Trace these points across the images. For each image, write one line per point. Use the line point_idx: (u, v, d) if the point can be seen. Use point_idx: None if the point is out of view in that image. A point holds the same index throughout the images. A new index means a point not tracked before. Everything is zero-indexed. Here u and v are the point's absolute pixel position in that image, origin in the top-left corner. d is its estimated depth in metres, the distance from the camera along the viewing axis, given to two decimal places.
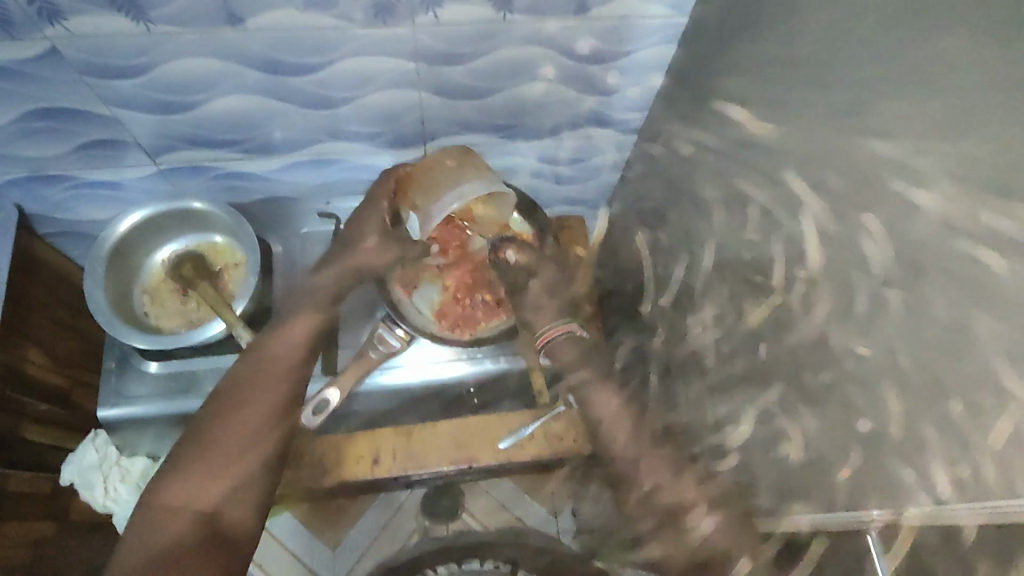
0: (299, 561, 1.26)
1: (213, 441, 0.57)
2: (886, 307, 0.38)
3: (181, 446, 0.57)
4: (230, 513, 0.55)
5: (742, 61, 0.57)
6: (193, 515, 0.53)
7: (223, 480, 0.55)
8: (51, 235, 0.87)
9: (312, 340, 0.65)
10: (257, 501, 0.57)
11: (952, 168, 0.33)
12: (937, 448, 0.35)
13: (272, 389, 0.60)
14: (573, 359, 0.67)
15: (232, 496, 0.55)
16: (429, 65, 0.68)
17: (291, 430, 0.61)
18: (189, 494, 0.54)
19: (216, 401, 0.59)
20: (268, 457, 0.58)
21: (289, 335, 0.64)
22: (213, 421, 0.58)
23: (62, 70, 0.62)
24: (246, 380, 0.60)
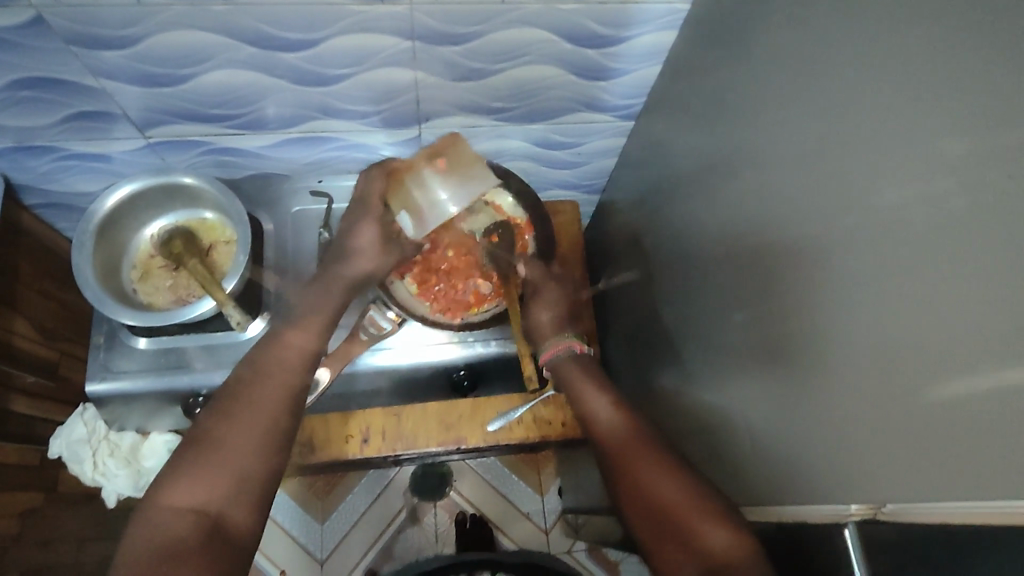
0: (287, 534, 1.28)
1: (217, 441, 0.54)
2: (893, 312, 0.39)
3: (185, 446, 0.54)
4: (232, 513, 0.51)
5: (745, 52, 0.57)
6: (194, 515, 0.50)
7: (225, 478, 0.52)
8: (38, 206, 0.85)
9: (318, 347, 0.63)
10: (259, 502, 0.53)
11: (969, 180, 0.34)
12: (927, 449, 0.37)
13: (278, 394, 0.58)
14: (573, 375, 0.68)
15: (236, 496, 0.52)
16: (426, 44, 0.67)
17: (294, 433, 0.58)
18: (190, 493, 0.51)
19: (221, 402, 0.57)
20: (271, 459, 0.55)
21: (295, 343, 0.62)
22: (220, 421, 0.55)
23: (51, 39, 0.60)
24: (250, 385, 0.58)
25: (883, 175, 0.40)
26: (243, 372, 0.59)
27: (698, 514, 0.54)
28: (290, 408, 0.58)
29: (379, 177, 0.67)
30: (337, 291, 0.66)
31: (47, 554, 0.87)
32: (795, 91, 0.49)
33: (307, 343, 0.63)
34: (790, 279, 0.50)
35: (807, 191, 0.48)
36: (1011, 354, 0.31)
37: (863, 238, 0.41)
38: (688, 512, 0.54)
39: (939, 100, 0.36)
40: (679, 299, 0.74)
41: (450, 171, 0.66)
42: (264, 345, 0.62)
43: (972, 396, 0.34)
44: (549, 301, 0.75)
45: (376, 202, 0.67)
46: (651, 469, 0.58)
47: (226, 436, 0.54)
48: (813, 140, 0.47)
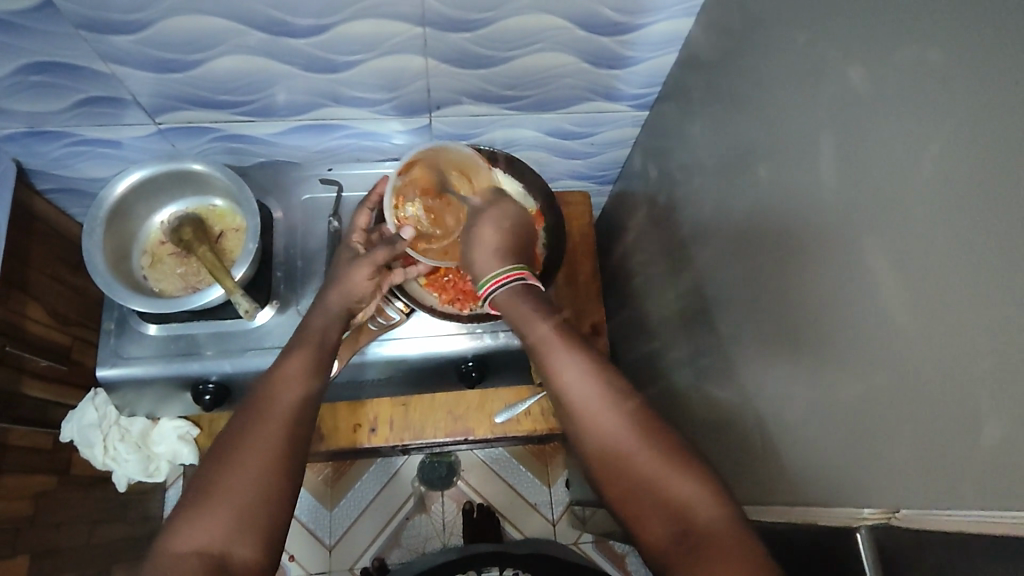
0: (297, 520, 1.29)
1: (216, 480, 0.52)
2: (912, 311, 0.38)
3: (184, 495, 0.52)
4: (237, 552, 0.49)
5: (763, 40, 0.55)
6: (199, 557, 0.48)
7: (227, 516, 0.50)
8: (50, 191, 0.86)
9: (315, 378, 0.62)
10: (267, 540, 0.51)
11: (995, 174, 0.32)
12: (946, 453, 0.36)
13: (275, 430, 0.56)
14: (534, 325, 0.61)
15: (241, 532, 0.50)
16: (436, 31, 0.66)
17: (298, 470, 0.56)
18: (193, 535, 0.49)
19: (218, 445, 0.55)
20: (275, 494, 0.53)
21: (289, 377, 0.61)
22: (217, 462, 0.54)
23: (58, 24, 0.60)
24: (245, 424, 0.56)
25: (903, 168, 0.38)
26: (239, 413, 0.58)
27: (677, 476, 0.51)
28: (290, 443, 0.57)
29: (359, 207, 0.75)
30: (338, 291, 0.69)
31: (59, 536, 0.89)
32: (814, 82, 0.48)
33: (301, 373, 0.61)
34: (804, 274, 0.49)
35: (824, 185, 0.46)
36: None
37: (883, 233, 0.40)
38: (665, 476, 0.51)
39: (965, 91, 0.34)
40: (691, 293, 0.72)
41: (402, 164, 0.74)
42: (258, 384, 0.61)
43: (994, 400, 0.32)
44: (489, 220, 0.67)
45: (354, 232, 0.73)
46: (626, 434, 0.53)
47: (225, 474, 0.52)
48: (831, 134, 0.46)
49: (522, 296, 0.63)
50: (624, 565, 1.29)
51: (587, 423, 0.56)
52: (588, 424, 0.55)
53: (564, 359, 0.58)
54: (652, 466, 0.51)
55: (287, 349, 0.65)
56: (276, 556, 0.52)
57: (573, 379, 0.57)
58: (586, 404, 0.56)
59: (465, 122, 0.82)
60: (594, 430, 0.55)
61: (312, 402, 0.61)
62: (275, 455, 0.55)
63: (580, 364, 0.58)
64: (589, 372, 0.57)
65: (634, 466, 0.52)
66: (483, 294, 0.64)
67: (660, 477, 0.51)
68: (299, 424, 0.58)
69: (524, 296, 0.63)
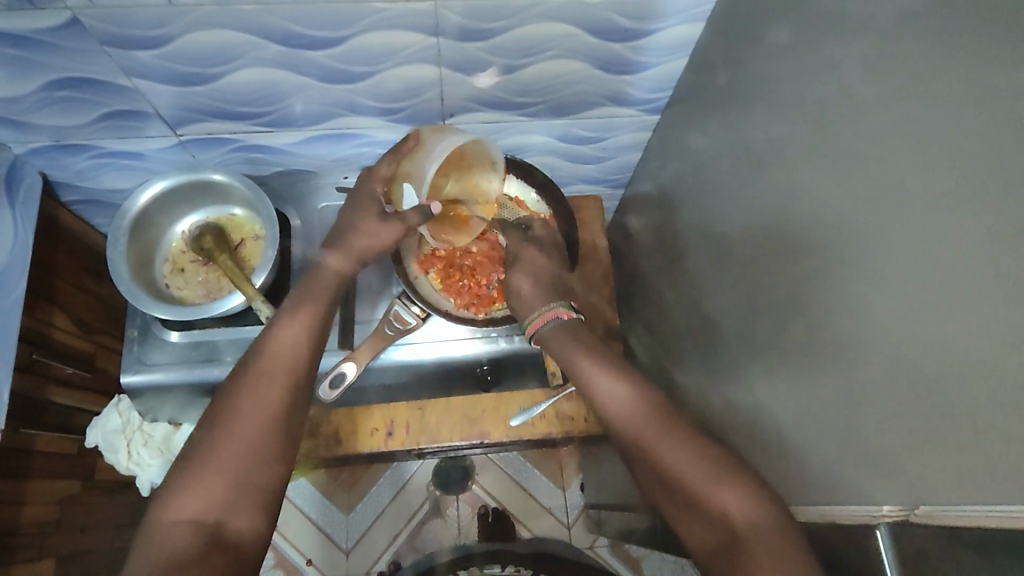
0: (313, 525, 1.30)
1: (210, 449, 0.53)
2: (925, 311, 0.38)
3: (179, 463, 0.54)
4: (234, 521, 0.51)
5: (775, 44, 0.55)
6: (193, 527, 0.49)
7: (223, 488, 0.52)
8: (75, 203, 0.88)
9: (310, 349, 0.63)
10: (263, 508, 0.53)
11: (1007, 174, 0.32)
12: (958, 449, 0.36)
13: (269, 397, 0.58)
14: (572, 356, 0.66)
15: (236, 505, 0.52)
16: (450, 41, 0.67)
17: (293, 434, 0.58)
18: (189, 505, 0.50)
19: (213, 415, 0.56)
20: (269, 468, 0.55)
21: (286, 344, 0.62)
22: (213, 430, 0.55)
23: (83, 40, 0.62)
24: (241, 391, 0.58)
25: (917, 168, 0.39)
26: (233, 381, 0.59)
27: (716, 483, 0.51)
28: (287, 411, 0.58)
29: (387, 154, 0.70)
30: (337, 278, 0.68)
31: (83, 540, 0.90)
32: (825, 86, 0.48)
33: (301, 338, 0.63)
34: (815, 274, 0.50)
35: (836, 187, 0.47)
36: None
37: (896, 233, 0.40)
38: (707, 479, 0.52)
39: (984, 91, 0.34)
40: (704, 295, 0.73)
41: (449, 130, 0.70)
42: (253, 352, 0.61)
43: (1005, 398, 0.33)
44: (526, 271, 0.72)
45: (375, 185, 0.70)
46: (667, 443, 0.56)
47: (219, 443, 0.54)
48: (843, 136, 0.46)
49: (561, 333, 0.68)
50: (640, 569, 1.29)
51: (627, 429, 0.59)
52: (628, 433, 0.59)
53: (605, 379, 0.63)
54: (691, 469, 0.53)
55: (286, 308, 0.65)
56: (273, 524, 0.54)
57: (617, 399, 0.61)
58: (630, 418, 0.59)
59: (478, 129, 0.83)
60: (633, 433, 0.58)
61: (309, 367, 0.62)
62: (270, 423, 0.56)
63: (618, 385, 0.62)
64: (633, 395, 0.61)
65: (672, 473, 0.54)
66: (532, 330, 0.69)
67: (688, 476, 0.53)
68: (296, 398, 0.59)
69: (562, 333, 0.68)
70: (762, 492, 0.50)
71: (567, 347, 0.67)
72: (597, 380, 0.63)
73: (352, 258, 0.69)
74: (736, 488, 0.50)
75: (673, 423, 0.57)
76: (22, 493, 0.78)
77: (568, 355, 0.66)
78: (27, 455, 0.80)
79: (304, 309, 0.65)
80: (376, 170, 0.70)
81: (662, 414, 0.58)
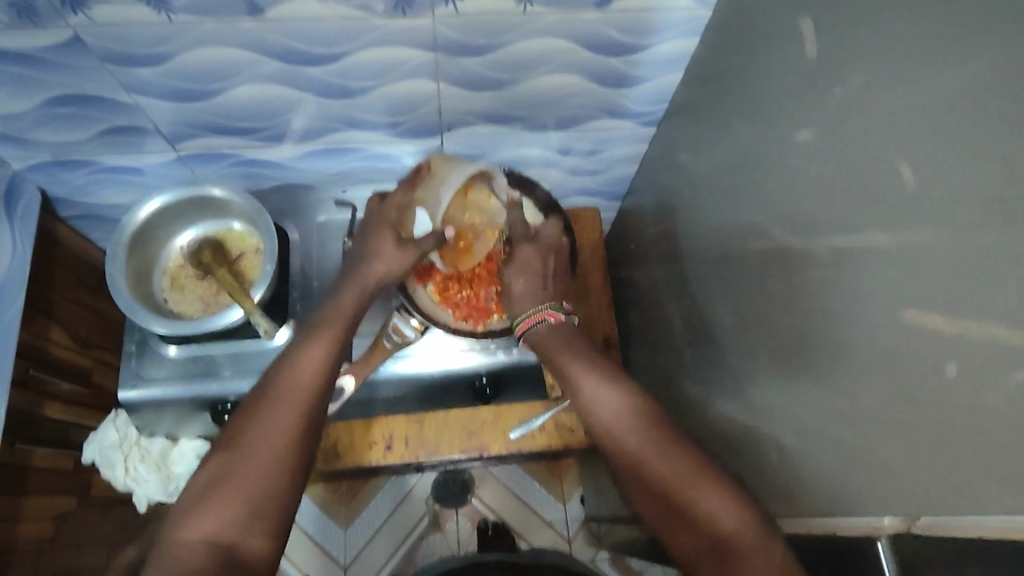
0: (311, 539, 1.29)
1: (224, 471, 0.53)
2: (924, 323, 0.38)
3: (195, 484, 0.53)
4: (247, 544, 0.50)
5: (770, 58, 0.56)
6: (208, 546, 0.49)
7: (236, 508, 0.51)
8: (73, 218, 0.88)
9: (331, 367, 0.62)
10: (277, 530, 0.52)
11: (1006, 186, 0.33)
12: (960, 467, 0.36)
13: (287, 418, 0.57)
14: (557, 358, 0.64)
15: (249, 526, 0.51)
16: (447, 56, 0.67)
17: (310, 456, 0.57)
18: (203, 525, 0.50)
19: (229, 436, 0.56)
20: (287, 489, 0.54)
21: (310, 364, 0.61)
22: (229, 451, 0.54)
23: (84, 58, 0.62)
24: (258, 412, 0.57)
25: (913, 182, 0.39)
26: (251, 402, 0.58)
27: (700, 487, 0.51)
28: (307, 432, 0.57)
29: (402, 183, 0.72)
30: (358, 293, 0.67)
31: (79, 558, 0.90)
32: (820, 100, 0.49)
33: (324, 358, 0.62)
34: (810, 286, 0.50)
35: (830, 199, 0.47)
36: None
37: (891, 247, 0.41)
38: (690, 486, 0.51)
39: (979, 107, 0.35)
40: (702, 307, 0.73)
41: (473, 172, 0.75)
42: (275, 369, 0.61)
43: (1003, 411, 0.33)
44: (518, 268, 0.70)
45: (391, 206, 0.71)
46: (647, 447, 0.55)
47: (236, 464, 0.53)
48: (836, 150, 0.47)
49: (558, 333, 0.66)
50: None
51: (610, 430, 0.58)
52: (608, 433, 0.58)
53: (589, 379, 0.61)
54: (676, 477, 0.52)
55: (308, 331, 0.64)
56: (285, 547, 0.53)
57: (597, 398, 0.60)
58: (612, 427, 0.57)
59: (475, 142, 0.84)
60: (613, 432, 0.57)
61: (330, 388, 0.61)
62: (288, 443, 0.55)
63: (602, 386, 0.60)
64: (614, 394, 0.59)
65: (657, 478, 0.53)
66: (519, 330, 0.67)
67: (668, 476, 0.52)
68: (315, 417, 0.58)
69: (556, 332, 0.66)
70: (744, 496, 0.50)
71: (560, 346, 0.64)
72: (578, 379, 0.61)
73: (369, 280, 0.68)
74: (720, 491, 0.50)
75: (656, 425, 0.56)
76: (18, 510, 0.78)
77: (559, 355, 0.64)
78: (23, 471, 0.79)
79: (327, 329, 0.64)
80: (392, 198, 0.71)
81: (648, 415, 0.57)
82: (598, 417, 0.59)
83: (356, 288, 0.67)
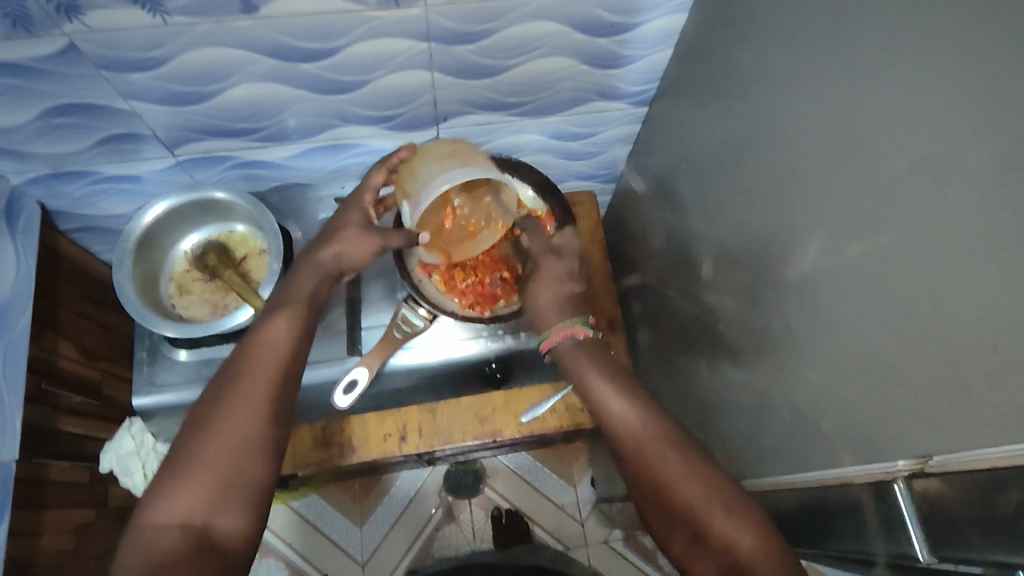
0: (327, 539, 1.30)
1: (195, 451, 0.54)
2: (923, 270, 0.40)
3: (165, 464, 0.54)
4: (221, 522, 0.51)
5: (758, 27, 0.57)
6: (179, 529, 0.50)
7: (209, 487, 0.52)
8: (74, 231, 0.89)
9: (296, 344, 0.63)
10: (251, 506, 0.53)
11: (999, 127, 0.34)
12: (970, 403, 0.37)
13: (256, 396, 0.57)
14: (584, 373, 0.68)
15: (223, 504, 0.52)
16: (441, 45, 0.68)
17: (283, 430, 0.58)
18: (177, 506, 0.51)
19: (201, 414, 0.56)
20: (260, 464, 0.55)
21: (274, 342, 0.62)
22: (201, 430, 0.55)
23: (80, 66, 0.62)
24: (228, 390, 0.58)
25: (904, 135, 0.40)
26: (219, 381, 0.59)
27: (715, 509, 0.53)
28: (277, 407, 0.58)
29: (377, 165, 0.72)
30: (313, 280, 0.68)
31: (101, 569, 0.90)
32: (811, 64, 0.50)
33: (289, 333, 0.63)
34: (811, 246, 0.51)
35: (825, 160, 0.49)
36: None
37: (886, 201, 0.42)
38: (706, 506, 0.53)
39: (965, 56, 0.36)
40: (704, 279, 0.74)
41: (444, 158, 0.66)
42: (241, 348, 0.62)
43: (1006, 344, 0.34)
44: (550, 285, 0.76)
45: (366, 193, 0.73)
46: (666, 461, 0.57)
47: (206, 443, 0.54)
48: (829, 113, 0.48)
49: (576, 351, 0.71)
50: (656, 560, 1.29)
51: (628, 439, 0.60)
52: (628, 442, 0.60)
53: (612, 394, 0.65)
54: (693, 493, 0.54)
55: (272, 307, 0.66)
56: (262, 522, 0.54)
57: (618, 411, 0.63)
58: (636, 437, 0.60)
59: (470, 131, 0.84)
60: (633, 442, 0.60)
61: (298, 362, 0.62)
62: (258, 420, 0.56)
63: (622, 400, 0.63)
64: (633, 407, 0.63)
65: (674, 492, 0.55)
66: (549, 344, 0.72)
67: (684, 490, 0.55)
68: (282, 392, 0.59)
69: (578, 350, 0.71)
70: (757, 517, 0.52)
71: (585, 363, 0.69)
72: (603, 392, 0.65)
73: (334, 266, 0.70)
74: (733, 513, 0.52)
75: (671, 437, 0.59)
76: (38, 523, 0.78)
77: (582, 373, 0.68)
78: (41, 484, 0.80)
79: (289, 308, 0.65)
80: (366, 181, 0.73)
81: (666, 433, 0.59)
82: (618, 426, 0.62)
83: (309, 279, 0.68)
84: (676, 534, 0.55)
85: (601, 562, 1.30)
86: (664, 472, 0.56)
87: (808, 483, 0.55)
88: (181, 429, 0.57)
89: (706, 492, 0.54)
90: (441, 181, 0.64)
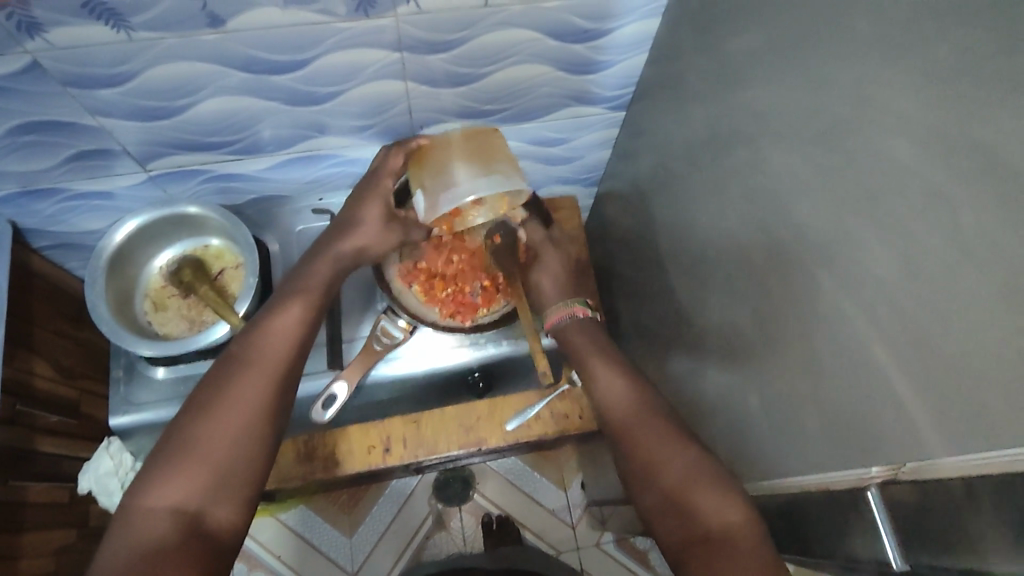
0: (316, 550, 1.29)
1: (192, 436, 0.53)
2: (896, 277, 0.40)
3: (161, 446, 0.53)
4: (213, 513, 0.51)
5: (731, 33, 0.57)
6: (172, 517, 0.49)
7: (204, 476, 0.51)
8: (47, 248, 0.87)
9: (301, 332, 0.62)
10: (244, 498, 0.53)
11: (969, 135, 0.34)
12: (942, 411, 0.37)
13: (257, 384, 0.57)
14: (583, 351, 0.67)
15: (216, 495, 0.51)
16: (414, 55, 0.68)
17: (280, 422, 0.58)
18: (171, 492, 0.50)
19: (201, 398, 0.56)
20: (256, 455, 0.54)
21: (279, 329, 0.61)
22: (198, 414, 0.54)
23: (47, 83, 0.61)
24: (228, 376, 0.57)
25: (875, 143, 0.40)
26: (222, 364, 0.58)
27: (700, 489, 0.53)
28: (277, 397, 0.58)
29: (397, 150, 0.70)
30: (326, 267, 0.67)
31: None
32: (783, 71, 0.50)
33: (296, 322, 0.62)
34: (786, 251, 0.51)
35: (798, 166, 0.49)
36: (1006, 302, 0.32)
37: (860, 208, 0.42)
38: (692, 484, 0.53)
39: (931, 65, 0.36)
40: (684, 283, 0.74)
41: (471, 162, 0.65)
42: (247, 334, 0.61)
43: (976, 351, 0.34)
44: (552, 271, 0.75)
45: (386, 176, 0.70)
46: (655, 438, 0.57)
47: (203, 428, 0.53)
48: (802, 120, 0.48)
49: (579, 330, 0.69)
50: (647, 562, 1.29)
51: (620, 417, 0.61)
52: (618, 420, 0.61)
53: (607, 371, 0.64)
54: (680, 471, 0.54)
55: (282, 293, 0.65)
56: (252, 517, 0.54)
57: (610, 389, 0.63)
58: (625, 415, 0.60)
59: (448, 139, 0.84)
60: (623, 420, 0.60)
61: (302, 353, 0.62)
62: (259, 408, 0.56)
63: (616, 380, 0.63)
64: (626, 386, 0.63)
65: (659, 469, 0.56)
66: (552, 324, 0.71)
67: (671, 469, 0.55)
68: (284, 382, 0.59)
69: (579, 329, 0.70)
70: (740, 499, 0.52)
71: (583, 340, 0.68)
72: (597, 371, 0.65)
73: (338, 260, 0.68)
74: (717, 494, 0.52)
75: (660, 415, 0.59)
76: (16, 547, 0.77)
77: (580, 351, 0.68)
78: (19, 507, 0.78)
79: (300, 297, 0.64)
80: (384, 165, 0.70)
81: (657, 412, 0.60)
82: (611, 403, 0.62)
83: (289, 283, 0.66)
84: (659, 513, 0.55)
85: (592, 565, 1.30)
86: (653, 449, 0.57)
87: (788, 489, 0.55)
88: (179, 409, 0.56)
89: (692, 472, 0.54)
90: (462, 191, 0.63)
